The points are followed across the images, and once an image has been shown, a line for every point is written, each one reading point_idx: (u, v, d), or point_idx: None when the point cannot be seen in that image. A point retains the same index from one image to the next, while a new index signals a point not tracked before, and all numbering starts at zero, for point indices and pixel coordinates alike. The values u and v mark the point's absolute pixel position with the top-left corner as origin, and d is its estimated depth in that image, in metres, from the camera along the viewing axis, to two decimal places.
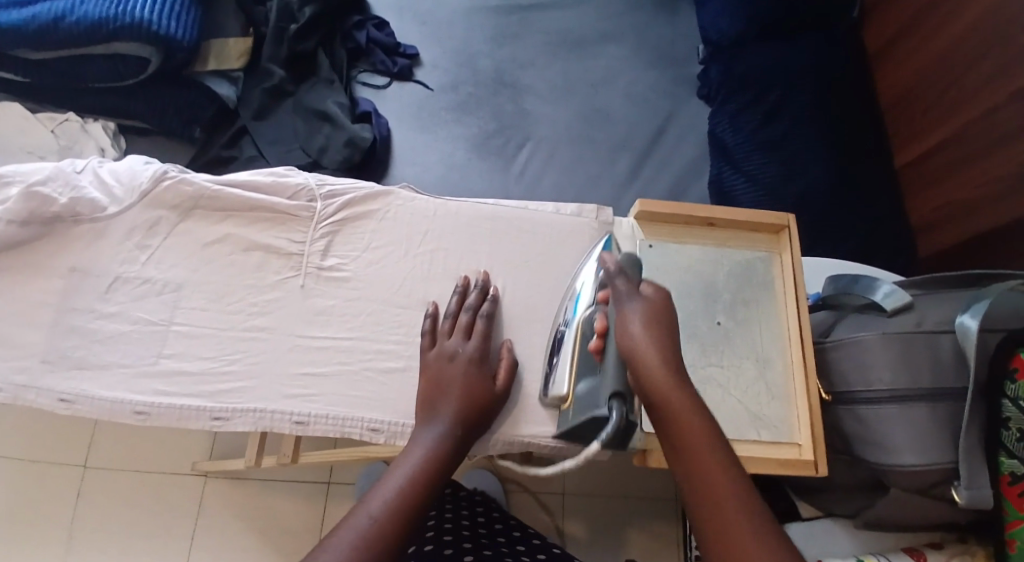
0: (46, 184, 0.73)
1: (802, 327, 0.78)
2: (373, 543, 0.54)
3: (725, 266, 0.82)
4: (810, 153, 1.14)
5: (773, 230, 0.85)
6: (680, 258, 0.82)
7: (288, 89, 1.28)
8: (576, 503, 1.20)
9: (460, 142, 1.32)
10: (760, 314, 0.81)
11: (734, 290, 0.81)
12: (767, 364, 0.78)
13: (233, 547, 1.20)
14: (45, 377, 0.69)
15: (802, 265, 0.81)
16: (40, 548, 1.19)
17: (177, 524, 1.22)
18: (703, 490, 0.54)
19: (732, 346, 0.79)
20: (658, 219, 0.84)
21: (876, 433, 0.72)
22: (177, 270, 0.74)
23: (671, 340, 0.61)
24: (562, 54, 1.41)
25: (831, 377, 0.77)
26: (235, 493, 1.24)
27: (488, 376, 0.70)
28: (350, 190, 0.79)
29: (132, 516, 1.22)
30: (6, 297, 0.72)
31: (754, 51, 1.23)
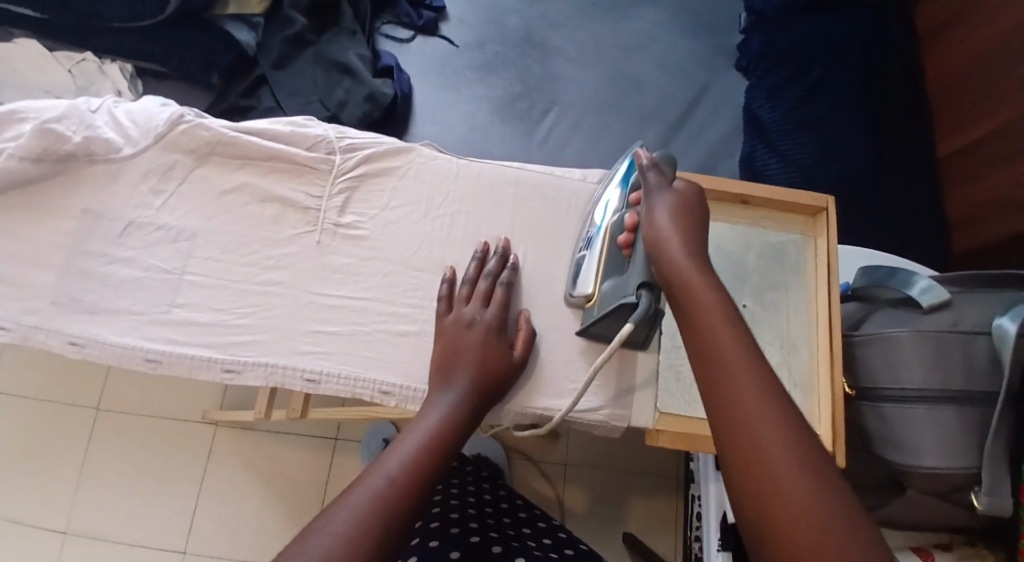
0: (59, 121, 0.71)
1: (831, 313, 0.75)
2: (388, 502, 0.53)
3: (755, 247, 0.80)
4: (845, 132, 1.11)
5: (808, 213, 0.82)
6: (709, 237, 0.80)
7: (309, 38, 1.25)
8: (577, 474, 1.19)
9: (484, 103, 1.28)
10: (787, 298, 0.78)
11: (762, 273, 0.79)
12: (792, 349, 0.76)
13: (239, 495, 1.21)
14: (56, 319, 0.68)
15: (836, 250, 0.78)
16: (53, 482, 1.22)
17: (187, 470, 1.23)
18: (726, 415, 0.50)
19: (757, 329, 0.77)
20: None
21: (901, 434, 0.70)
22: (192, 219, 0.72)
23: (698, 231, 0.61)
24: (594, 17, 1.37)
25: (857, 370, 0.75)
26: (243, 445, 1.25)
27: (506, 344, 0.68)
28: (370, 145, 0.76)
29: (142, 457, 1.24)
30: (18, 236, 0.71)
31: (793, 23, 1.19)
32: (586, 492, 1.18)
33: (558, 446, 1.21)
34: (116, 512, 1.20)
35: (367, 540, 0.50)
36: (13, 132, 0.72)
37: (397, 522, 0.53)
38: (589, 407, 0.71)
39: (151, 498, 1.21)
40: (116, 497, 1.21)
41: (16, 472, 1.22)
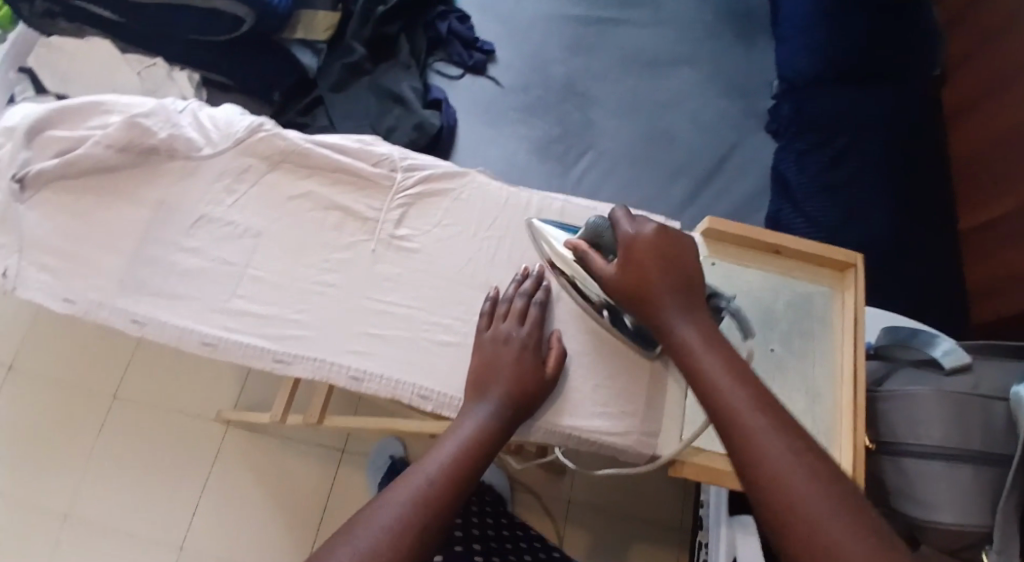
0: (148, 117, 0.77)
1: (858, 368, 0.79)
2: (426, 503, 0.60)
3: (785, 294, 0.84)
4: (872, 196, 1.16)
5: (839, 268, 0.86)
6: (742, 280, 0.84)
7: (366, 68, 1.33)
8: (581, 512, 1.27)
9: (523, 143, 1.35)
10: (814, 346, 0.82)
11: (792, 320, 0.83)
12: (817, 396, 0.79)
13: (244, 493, 1.37)
14: (122, 298, 0.73)
15: (864, 306, 0.82)
16: (69, 461, 1.38)
17: (195, 465, 1.39)
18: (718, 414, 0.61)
19: (784, 373, 0.80)
20: (724, 239, 0.86)
21: (917, 486, 0.74)
22: (259, 218, 0.77)
23: (670, 258, 0.69)
24: (634, 71, 1.44)
25: (878, 424, 0.78)
26: (253, 445, 1.41)
27: (539, 360, 0.72)
28: (430, 166, 0.82)
29: (157, 452, 1.39)
30: (94, 218, 0.76)
31: (823, 92, 1.24)
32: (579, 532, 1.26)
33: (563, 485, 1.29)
34: (121, 507, 1.35)
35: (407, 538, 0.57)
36: (97, 123, 0.79)
37: (432, 519, 0.59)
38: (616, 431, 0.72)
39: (161, 488, 1.37)
40: (129, 478, 1.37)
41: (46, 450, 1.38)
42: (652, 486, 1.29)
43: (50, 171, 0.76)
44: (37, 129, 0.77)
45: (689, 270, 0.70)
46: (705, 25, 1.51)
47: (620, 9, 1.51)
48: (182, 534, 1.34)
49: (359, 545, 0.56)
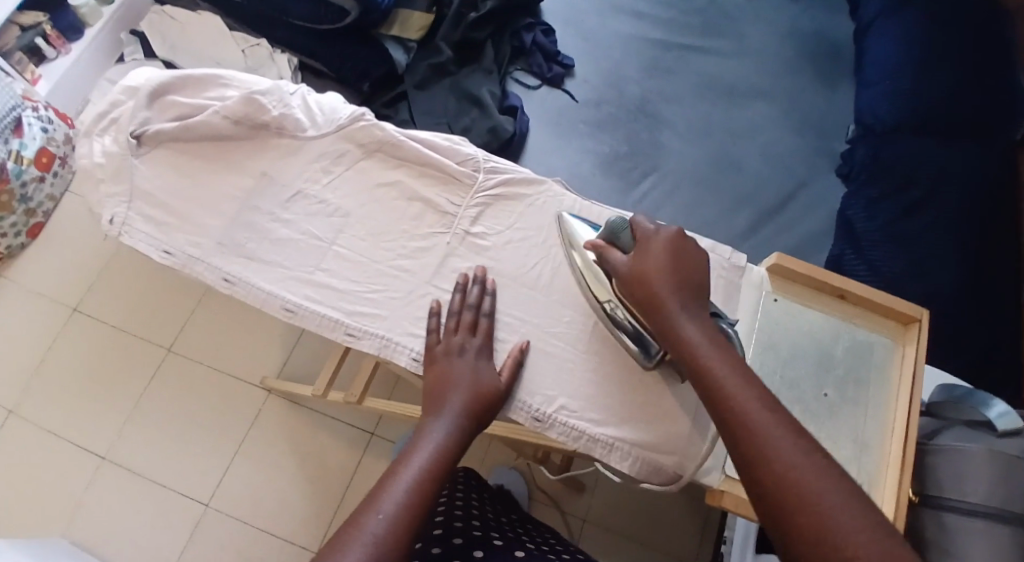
0: (264, 95, 0.83)
1: (911, 422, 0.82)
2: (390, 541, 0.62)
3: (845, 340, 0.87)
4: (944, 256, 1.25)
5: (902, 322, 0.89)
6: (803, 321, 0.88)
7: (450, 69, 1.42)
8: (594, 530, 1.35)
9: (589, 156, 1.44)
10: (868, 395, 0.85)
11: (848, 366, 0.86)
12: (865, 444, 0.82)
13: (275, 460, 1.43)
14: (217, 257, 0.79)
15: (924, 361, 0.85)
16: (116, 402, 1.46)
17: (230, 430, 1.45)
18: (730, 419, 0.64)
19: (834, 418, 0.83)
20: (787, 276, 0.89)
21: (958, 539, 0.85)
22: (349, 200, 0.83)
23: (685, 266, 0.74)
24: (708, 99, 1.51)
25: (925, 479, 0.89)
26: (290, 415, 1.47)
27: (491, 368, 0.75)
28: (510, 171, 0.87)
29: (195, 408, 1.47)
30: (200, 180, 0.82)
31: (904, 142, 1.36)
32: (589, 547, 1.33)
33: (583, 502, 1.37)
34: (163, 453, 1.43)
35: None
36: (215, 94, 0.85)
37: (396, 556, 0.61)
38: (662, 447, 0.76)
39: (197, 443, 1.44)
40: (168, 428, 1.45)
41: (99, 389, 1.47)
42: (666, 513, 1.36)
43: (167, 132, 0.82)
44: (159, 92, 0.83)
45: (697, 271, 0.74)
46: (784, 62, 1.55)
47: (702, 36, 1.58)
48: (211, 489, 1.41)
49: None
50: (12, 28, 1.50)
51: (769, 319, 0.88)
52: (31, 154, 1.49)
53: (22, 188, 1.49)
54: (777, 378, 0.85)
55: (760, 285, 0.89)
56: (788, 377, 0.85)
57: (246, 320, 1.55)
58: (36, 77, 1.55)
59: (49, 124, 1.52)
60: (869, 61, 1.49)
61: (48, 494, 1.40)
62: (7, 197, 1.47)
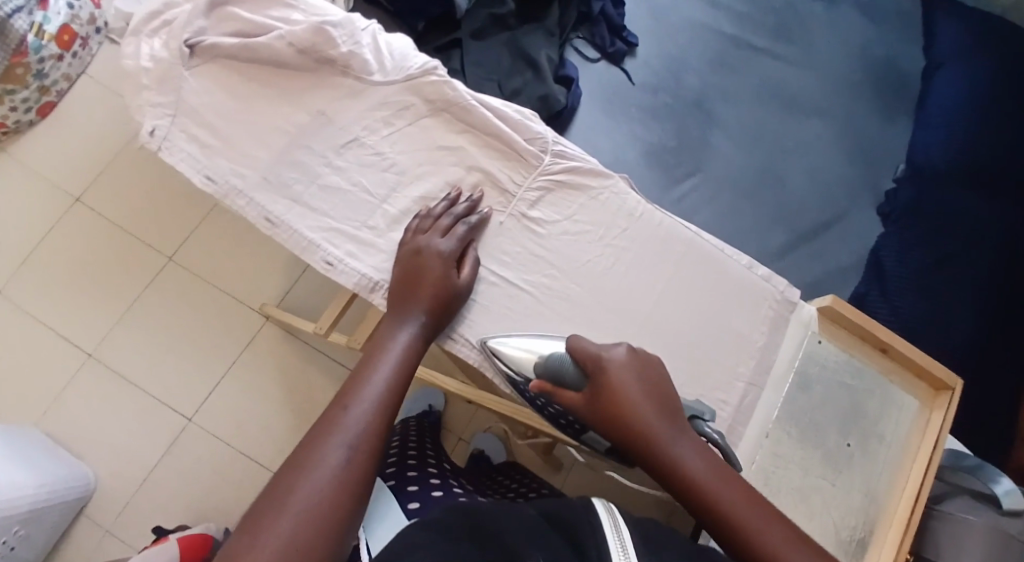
0: (335, 27, 0.77)
1: (922, 489, 0.82)
2: (367, 428, 0.64)
3: (878, 395, 0.85)
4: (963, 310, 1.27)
5: (935, 386, 0.87)
6: (842, 367, 0.85)
7: (510, 23, 1.35)
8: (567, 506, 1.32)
9: (636, 145, 1.40)
10: (886, 451, 0.84)
11: (876, 422, 0.85)
12: (874, 499, 0.83)
13: (257, 389, 1.39)
14: (260, 194, 0.76)
15: (949, 429, 0.84)
16: (105, 305, 1.41)
17: (222, 350, 1.41)
18: (698, 499, 0.64)
19: (851, 469, 0.83)
20: (837, 320, 0.86)
21: None
22: (405, 157, 0.79)
23: (646, 376, 0.69)
24: (767, 107, 1.45)
25: (925, 540, 0.93)
26: (281, 344, 1.42)
27: (453, 267, 0.74)
28: (578, 159, 0.82)
29: (188, 324, 1.42)
30: (253, 106, 0.78)
31: (948, 191, 1.34)
32: None
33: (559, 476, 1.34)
34: (149, 362, 1.39)
35: (356, 466, 0.61)
36: (280, 14, 0.79)
37: (374, 451, 0.63)
38: None
39: (186, 358, 1.40)
40: (154, 336, 1.40)
41: (91, 289, 1.42)
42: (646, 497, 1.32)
43: (225, 48, 0.77)
44: (221, 1, 0.77)
45: (664, 384, 0.70)
46: (852, 83, 1.48)
47: (773, 40, 1.50)
48: (195, 406, 1.37)
49: (308, 481, 0.59)
50: None
51: (809, 358, 0.85)
52: (54, 30, 1.39)
53: (39, 64, 1.40)
54: (807, 422, 0.84)
55: (807, 323, 0.86)
56: (815, 422, 0.84)
57: (249, 242, 1.49)
58: None
59: (75, 0, 1.43)
60: (931, 101, 1.43)
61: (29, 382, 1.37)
62: (23, 70, 1.39)
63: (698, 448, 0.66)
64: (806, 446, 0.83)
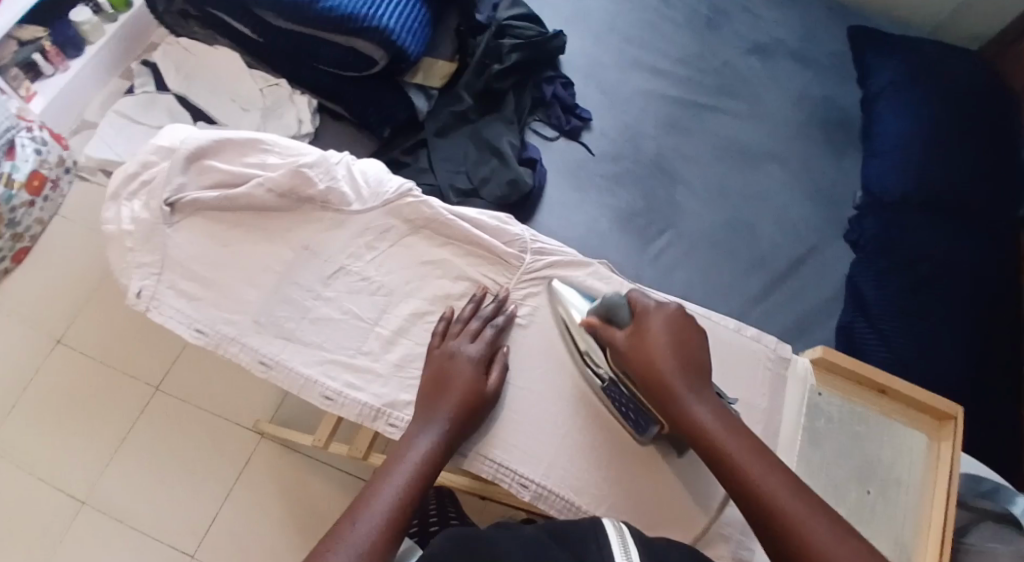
0: (311, 167, 0.84)
1: (946, 525, 0.85)
2: (373, 543, 0.66)
3: (886, 437, 0.90)
4: (947, 331, 1.26)
5: (937, 419, 0.92)
6: (845, 415, 0.90)
7: (470, 118, 1.41)
8: None
9: (606, 212, 1.43)
10: (904, 494, 0.88)
11: (889, 466, 0.89)
12: (903, 544, 0.85)
13: (262, 508, 1.35)
14: (254, 337, 0.80)
15: (959, 459, 0.88)
16: (98, 447, 1.38)
17: (221, 475, 1.38)
18: (714, 449, 0.72)
19: (876, 518, 0.86)
20: (832, 369, 0.93)
21: None
22: (393, 277, 0.84)
23: (682, 337, 0.78)
24: (721, 160, 1.51)
25: None
26: (282, 458, 1.40)
27: (482, 372, 0.79)
28: (557, 253, 0.88)
29: (184, 455, 1.39)
30: (235, 251, 0.83)
31: (911, 215, 1.36)
32: None
33: None
34: (147, 497, 1.35)
35: None
36: (256, 159, 0.86)
37: None
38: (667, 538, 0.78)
39: (184, 488, 1.36)
40: (149, 469, 1.37)
41: (82, 430, 1.40)
42: None
43: (205, 201, 0.82)
44: (198, 155, 0.83)
45: (695, 347, 0.78)
46: (797, 125, 1.55)
47: (717, 97, 1.57)
48: (198, 541, 1.33)
49: None
50: (10, 42, 1.46)
51: (811, 412, 0.89)
52: (22, 178, 1.42)
53: (12, 213, 1.43)
54: (823, 478, 0.87)
55: (804, 376, 0.91)
56: (832, 476, 0.87)
57: (232, 369, 1.50)
58: (31, 93, 1.50)
59: (43, 145, 1.45)
60: (877, 131, 1.48)
61: (21, 538, 1.32)
62: None
63: (717, 407, 0.74)
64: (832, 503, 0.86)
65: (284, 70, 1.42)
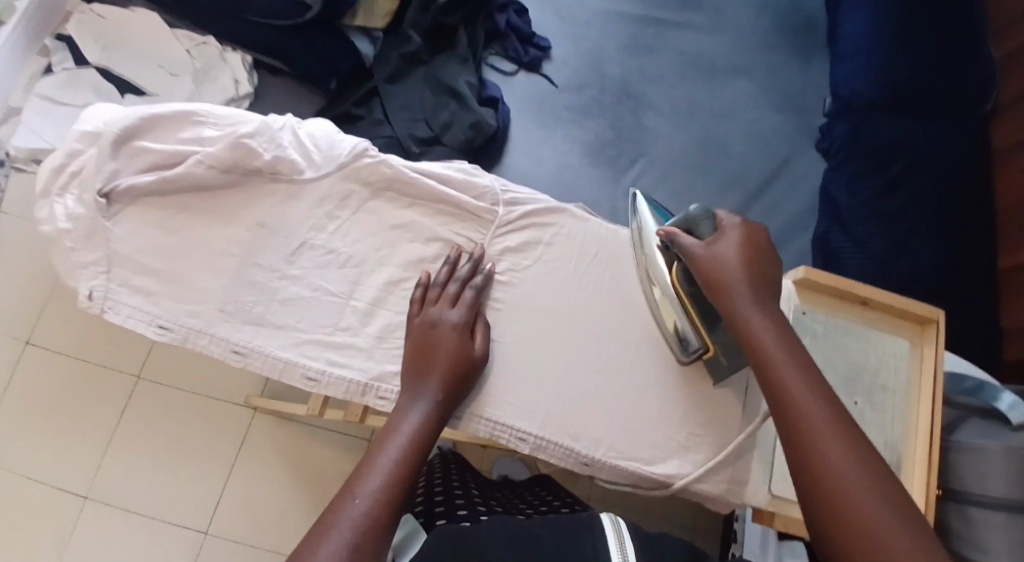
0: (253, 136, 0.77)
1: (933, 425, 0.84)
2: (371, 521, 0.62)
3: (872, 346, 0.89)
4: (923, 232, 1.24)
5: (920, 323, 0.91)
6: (830, 329, 0.89)
7: (422, 59, 1.34)
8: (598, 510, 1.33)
9: (576, 146, 1.37)
10: (892, 400, 0.87)
11: (876, 374, 0.88)
12: (894, 449, 0.86)
13: (266, 483, 1.33)
14: (222, 326, 0.75)
15: (943, 361, 0.88)
16: (84, 447, 1.32)
17: (219, 453, 1.34)
18: (763, 361, 0.68)
19: (866, 426, 0.86)
20: (814, 287, 0.90)
21: (978, 533, 0.91)
22: (361, 247, 0.80)
23: (756, 256, 0.74)
24: (688, 77, 1.45)
25: (948, 474, 0.96)
26: (277, 432, 1.37)
27: (467, 336, 0.76)
28: (531, 200, 0.85)
29: (173, 443, 1.34)
30: (187, 237, 0.77)
31: (883, 116, 1.32)
32: None
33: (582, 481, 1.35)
34: (145, 484, 1.31)
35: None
36: (191, 134, 0.79)
37: (377, 548, 0.61)
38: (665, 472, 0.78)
39: (181, 477, 1.32)
40: (142, 463, 1.32)
41: (62, 433, 1.33)
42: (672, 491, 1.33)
43: (142, 186, 0.76)
44: (127, 137, 0.76)
45: (768, 269, 0.74)
46: (763, 33, 1.49)
47: (677, 11, 1.50)
48: (208, 517, 1.30)
49: None
50: None
51: (800, 332, 0.88)
52: None
53: None
54: None
55: (790, 298, 0.89)
56: None
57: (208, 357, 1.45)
58: None
59: None
60: (841, 32, 1.43)
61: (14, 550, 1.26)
62: None
63: (777, 324, 0.70)
64: None
65: (213, 27, 1.31)
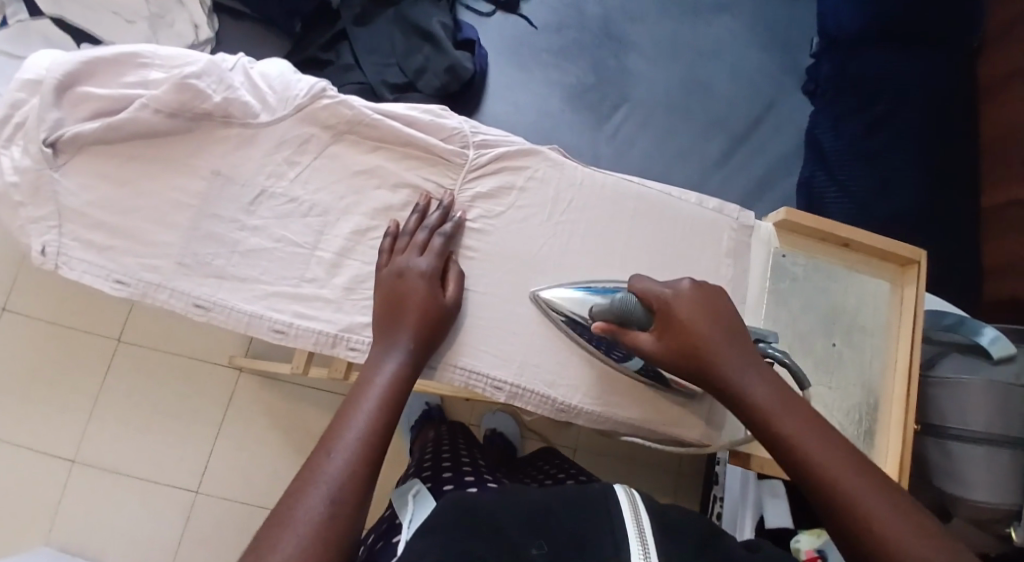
0: (200, 77, 0.72)
1: (912, 362, 0.84)
2: (351, 477, 0.60)
3: (854, 287, 0.87)
4: (908, 173, 1.21)
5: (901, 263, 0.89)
6: (810, 271, 0.87)
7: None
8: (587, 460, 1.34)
9: (556, 90, 1.33)
10: (873, 340, 0.86)
11: (856, 314, 0.87)
12: (873, 390, 0.85)
13: (253, 442, 1.32)
14: (181, 280, 0.73)
15: (924, 299, 0.86)
16: (65, 412, 1.30)
17: (205, 414, 1.32)
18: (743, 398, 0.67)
19: (844, 367, 0.85)
20: (794, 230, 0.88)
21: (959, 468, 0.91)
22: (324, 195, 0.77)
23: (709, 321, 0.70)
24: (670, 14, 1.40)
25: (926, 409, 0.95)
26: (262, 392, 1.35)
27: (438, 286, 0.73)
28: (502, 143, 0.81)
29: (155, 406, 1.32)
30: (140, 189, 0.74)
31: (870, 52, 1.28)
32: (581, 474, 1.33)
33: (570, 432, 1.35)
34: (131, 449, 1.30)
35: (337, 521, 0.57)
36: (135, 77, 0.74)
37: (359, 504, 0.59)
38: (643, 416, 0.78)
39: (167, 440, 1.31)
40: (128, 427, 1.30)
41: (43, 400, 1.30)
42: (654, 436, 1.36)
43: (87, 134, 0.72)
44: (67, 83, 0.72)
45: (730, 315, 0.71)
46: None
47: None
48: (197, 477, 1.30)
49: (291, 540, 0.55)
50: None
51: (780, 275, 0.86)
52: None
53: None
54: (789, 336, 0.85)
55: (769, 241, 0.87)
56: (800, 333, 0.85)
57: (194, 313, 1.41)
58: None
59: None
60: None
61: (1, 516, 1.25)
62: None
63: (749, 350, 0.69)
64: (798, 359, 0.85)
65: None
